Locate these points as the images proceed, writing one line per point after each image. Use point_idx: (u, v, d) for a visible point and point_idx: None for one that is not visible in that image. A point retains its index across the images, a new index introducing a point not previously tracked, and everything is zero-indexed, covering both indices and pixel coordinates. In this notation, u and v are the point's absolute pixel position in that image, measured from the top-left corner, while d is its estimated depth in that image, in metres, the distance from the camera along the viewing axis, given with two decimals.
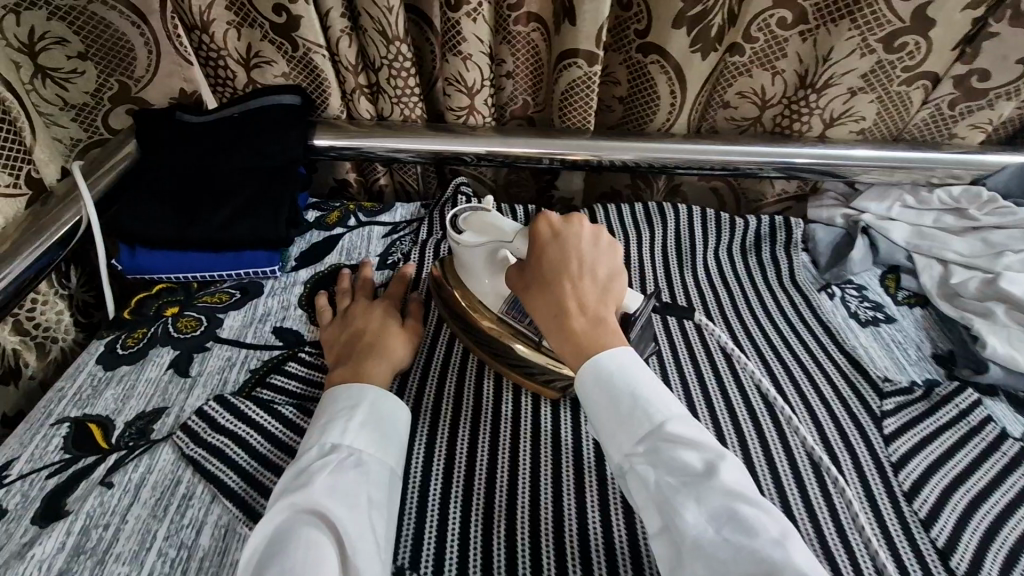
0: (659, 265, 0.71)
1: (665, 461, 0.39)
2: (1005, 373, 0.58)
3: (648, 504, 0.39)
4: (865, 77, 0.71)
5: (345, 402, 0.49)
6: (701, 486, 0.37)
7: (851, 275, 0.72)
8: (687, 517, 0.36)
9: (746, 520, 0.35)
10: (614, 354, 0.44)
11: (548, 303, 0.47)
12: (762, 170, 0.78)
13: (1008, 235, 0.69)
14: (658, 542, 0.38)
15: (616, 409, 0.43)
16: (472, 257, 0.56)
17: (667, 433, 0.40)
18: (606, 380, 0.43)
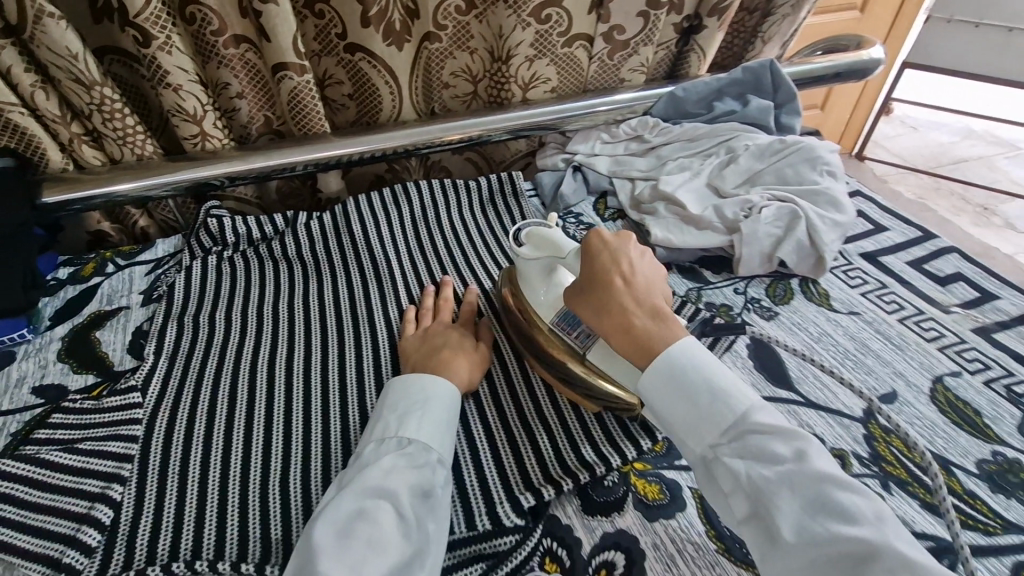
0: (413, 236, 0.81)
1: (755, 451, 0.43)
2: (668, 253, 0.76)
3: (735, 490, 0.43)
4: (534, 45, 0.85)
5: (415, 395, 0.53)
6: (796, 474, 0.41)
7: (570, 207, 0.89)
8: (788, 504, 0.41)
9: (847, 508, 0.39)
10: (683, 344, 0.49)
11: (611, 326, 0.51)
12: (487, 137, 0.91)
13: (670, 148, 0.89)
14: (749, 525, 0.43)
15: (693, 409, 0.46)
16: (530, 267, 0.61)
17: (755, 422, 0.44)
18: (673, 370, 0.47)
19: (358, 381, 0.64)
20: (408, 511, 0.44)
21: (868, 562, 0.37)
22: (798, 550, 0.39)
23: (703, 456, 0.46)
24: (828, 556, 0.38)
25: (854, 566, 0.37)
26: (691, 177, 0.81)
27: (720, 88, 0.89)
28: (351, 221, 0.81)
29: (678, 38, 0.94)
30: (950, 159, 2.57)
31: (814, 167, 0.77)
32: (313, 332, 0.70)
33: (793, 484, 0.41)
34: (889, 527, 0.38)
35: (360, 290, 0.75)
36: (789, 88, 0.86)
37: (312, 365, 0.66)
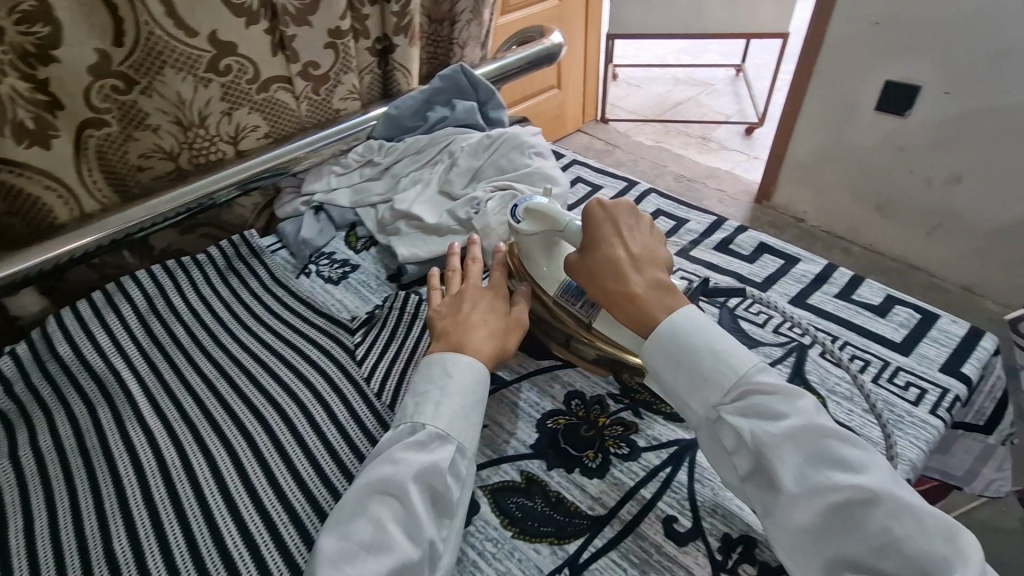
0: (142, 332, 0.71)
1: (755, 409, 0.47)
2: (418, 268, 0.78)
3: (739, 448, 0.47)
4: (224, 98, 0.81)
5: (438, 374, 0.52)
6: (798, 432, 0.45)
7: (320, 249, 0.86)
8: (788, 459, 0.44)
9: (846, 459, 0.44)
10: (687, 313, 0.52)
11: (614, 298, 0.54)
12: (215, 197, 0.83)
13: (401, 165, 0.91)
14: (752, 480, 0.47)
15: (692, 373, 0.50)
16: (529, 243, 0.63)
17: (757, 382, 0.48)
18: (679, 332, 0.51)
19: (100, 524, 0.53)
20: (423, 514, 0.45)
21: (863, 506, 0.42)
22: (801, 502, 0.43)
23: (705, 416, 0.49)
24: (826, 506, 0.43)
25: (852, 510, 0.42)
26: (422, 189, 0.84)
27: (427, 99, 0.93)
28: (55, 343, 0.67)
29: (377, 61, 0.96)
30: (669, 105, 3.05)
31: (523, 153, 0.84)
32: (32, 490, 0.57)
33: (796, 442, 0.45)
34: (883, 473, 0.43)
35: (87, 418, 0.62)
36: (487, 86, 0.94)
37: (36, 531, 0.54)
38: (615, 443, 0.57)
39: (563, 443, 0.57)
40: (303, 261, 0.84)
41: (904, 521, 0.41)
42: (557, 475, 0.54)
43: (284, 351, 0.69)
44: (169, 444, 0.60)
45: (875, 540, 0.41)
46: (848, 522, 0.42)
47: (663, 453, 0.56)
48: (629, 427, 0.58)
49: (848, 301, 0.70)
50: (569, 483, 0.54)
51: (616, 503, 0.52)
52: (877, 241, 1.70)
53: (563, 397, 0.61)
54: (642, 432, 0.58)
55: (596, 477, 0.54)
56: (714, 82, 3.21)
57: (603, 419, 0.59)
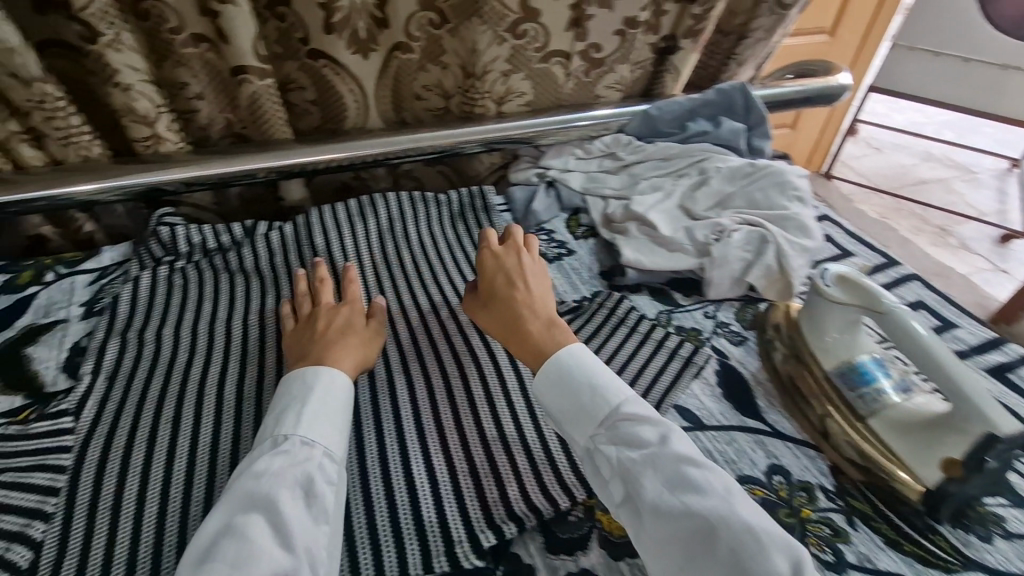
0: (380, 252, 0.78)
1: (618, 435, 0.49)
2: (639, 276, 0.75)
3: (611, 474, 0.48)
4: (509, 61, 0.83)
5: (575, 377, 0.52)
6: (659, 456, 0.46)
7: (542, 224, 0.87)
8: (650, 480, 0.46)
9: (695, 482, 0.44)
10: (572, 346, 0.55)
11: (511, 332, 0.58)
12: (460, 148, 0.88)
13: (643, 167, 0.88)
14: (623, 510, 0.47)
15: (570, 409, 0.52)
16: (829, 310, 0.59)
17: (675, 451, 0.46)
18: (566, 367, 0.53)
19: None
20: (295, 522, 0.43)
21: (715, 528, 0.42)
22: (653, 525, 0.45)
23: (584, 447, 0.51)
24: (682, 529, 0.43)
25: (710, 539, 0.42)
26: (663, 198, 0.80)
27: (692, 108, 0.89)
28: (313, 234, 0.77)
29: (655, 57, 0.93)
30: (911, 180, 2.66)
31: (783, 192, 0.77)
32: (266, 352, 0.65)
33: (657, 466, 0.46)
34: (723, 500, 0.43)
35: None
36: (759, 110, 0.87)
37: (264, 391, 0.60)
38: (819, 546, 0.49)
39: None
40: (523, 230, 0.86)
41: (751, 540, 0.41)
42: None
43: None
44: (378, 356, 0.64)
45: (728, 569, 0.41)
46: (704, 543, 0.42)
47: None
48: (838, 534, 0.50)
49: None
50: None
51: None
52: None
53: (765, 467, 0.55)
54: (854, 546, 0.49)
55: None
56: (977, 170, 2.72)
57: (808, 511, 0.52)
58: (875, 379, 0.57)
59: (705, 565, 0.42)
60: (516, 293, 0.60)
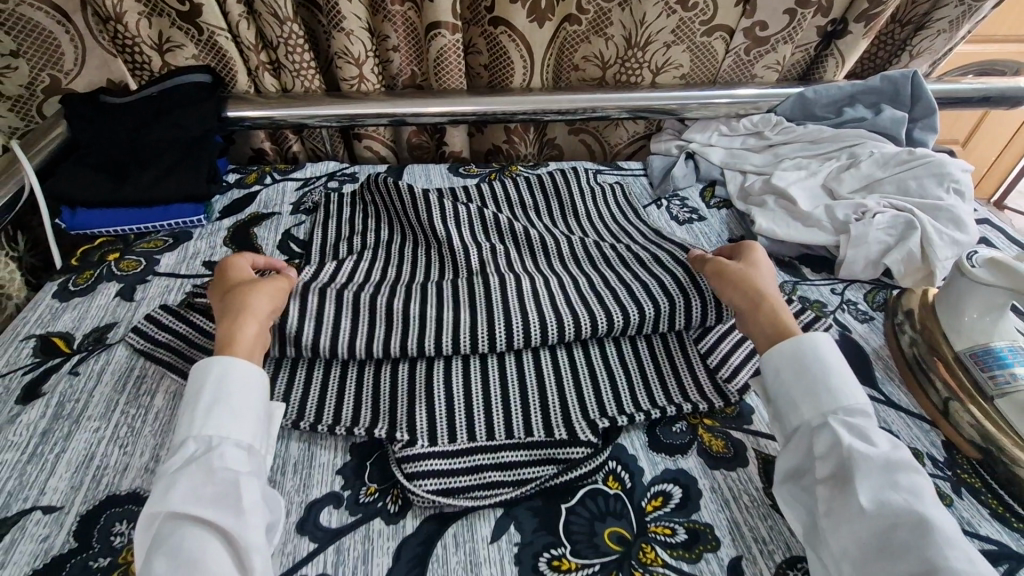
0: (532, 187, 0.87)
1: (857, 432, 0.46)
2: (770, 244, 0.77)
3: (825, 454, 0.47)
4: (674, 32, 0.89)
5: (814, 366, 0.50)
6: (881, 457, 0.45)
7: (677, 190, 0.92)
8: (866, 477, 0.44)
9: (917, 494, 0.42)
10: (814, 338, 0.51)
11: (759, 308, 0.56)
12: (606, 113, 0.95)
13: (790, 147, 0.89)
14: (825, 488, 0.46)
15: (801, 391, 0.50)
16: (972, 291, 0.59)
17: (899, 461, 0.44)
18: (808, 357, 0.50)
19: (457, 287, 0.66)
20: (184, 547, 0.40)
21: (919, 535, 0.40)
22: (870, 517, 0.42)
23: (806, 422, 0.49)
24: (876, 529, 0.42)
25: (914, 539, 0.40)
26: (807, 176, 0.82)
27: (853, 94, 0.88)
28: None
29: (819, 41, 0.93)
30: None
31: (940, 183, 0.75)
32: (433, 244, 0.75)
33: (882, 468, 0.44)
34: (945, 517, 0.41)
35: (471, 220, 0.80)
36: (928, 102, 0.84)
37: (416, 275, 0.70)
38: None
39: None
40: (660, 193, 0.91)
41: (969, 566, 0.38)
42: None
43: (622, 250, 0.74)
44: (521, 263, 0.72)
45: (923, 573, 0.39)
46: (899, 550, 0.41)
47: (974, 544, 0.48)
48: (940, 496, 0.51)
49: None
50: None
51: None
52: None
53: None
54: (956, 510, 0.50)
55: None
56: None
57: None
58: (1012, 364, 0.56)
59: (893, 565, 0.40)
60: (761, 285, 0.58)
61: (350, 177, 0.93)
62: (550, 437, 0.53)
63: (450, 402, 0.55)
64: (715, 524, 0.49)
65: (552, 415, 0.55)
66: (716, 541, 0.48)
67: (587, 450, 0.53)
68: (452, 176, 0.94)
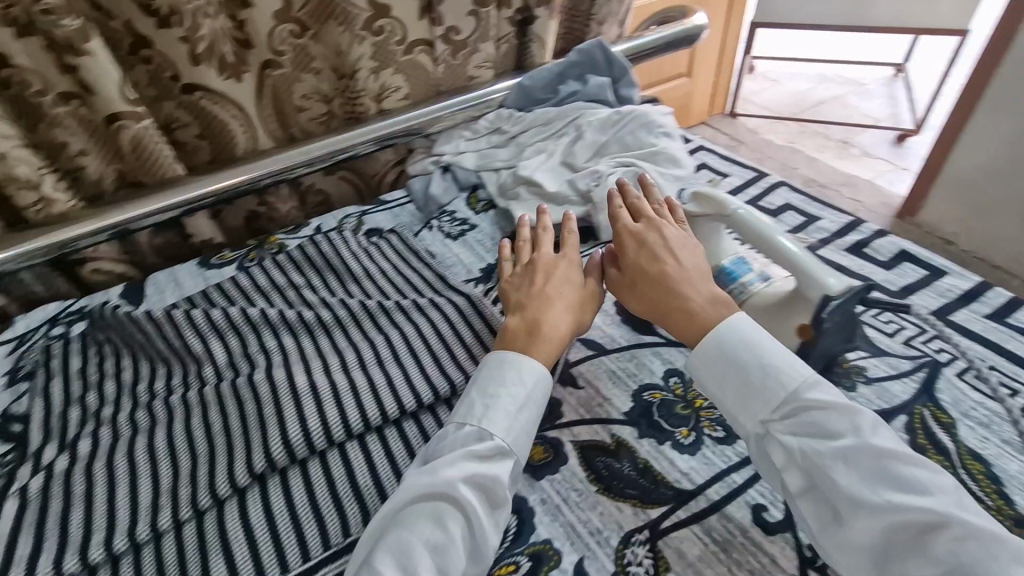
0: (296, 254, 0.81)
1: (809, 426, 0.46)
2: (535, 233, 0.80)
3: (790, 466, 0.46)
4: (374, 57, 0.88)
5: (733, 370, 0.50)
6: (849, 453, 0.44)
7: (444, 206, 0.91)
8: (847, 480, 0.43)
9: (909, 480, 0.42)
10: (725, 330, 0.52)
11: (669, 310, 0.56)
12: (354, 150, 0.93)
13: (528, 134, 0.94)
14: (810, 502, 0.46)
15: (744, 386, 0.50)
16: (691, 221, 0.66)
17: (874, 447, 0.43)
18: (747, 341, 0.51)
19: (234, 406, 0.60)
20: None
21: (927, 527, 0.40)
22: (860, 527, 0.42)
23: (753, 432, 0.49)
24: (878, 536, 0.42)
25: (919, 533, 0.41)
26: (546, 158, 0.86)
27: (561, 72, 0.95)
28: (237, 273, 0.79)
29: (516, 31, 0.99)
30: (812, 104, 2.82)
31: (650, 131, 0.84)
32: (202, 365, 0.66)
33: (849, 462, 0.44)
34: (954, 496, 0.41)
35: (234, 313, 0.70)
36: (621, 62, 0.94)
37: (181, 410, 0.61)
38: (712, 427, 0.56)
39: (656, 415, 0.57)
40: (427, 216, 0.90)
41: (972, 547, 0.39)
42: (647, 445, 0.55)
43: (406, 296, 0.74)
44: (303, 347, 0.67)
45: (944, 572, 0.39)
46: (916, 543, 0.41)
47: None
48: None
49: (1001, 323, 0.63)
50: (658, 453, 0.54)
51: (707, 481, 0.52)
52: None
53: (662, 374, 0.61)
54: None
55: (687, 454, 0.54)
56: (869, 82, 2.91)
57: (701, 401, 0.58)
58: (740, 275, 0.62)
59: (910, 566, 0.40)
60: (669, 263, 0.59)
61: (77, 314, 0.79)
62: None
63: (250, 541, 0.52)
64: (553, 537, 0.49)
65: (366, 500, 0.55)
66: (557, 555, 0.48)
67: None
68: (204, 270, 0.84)
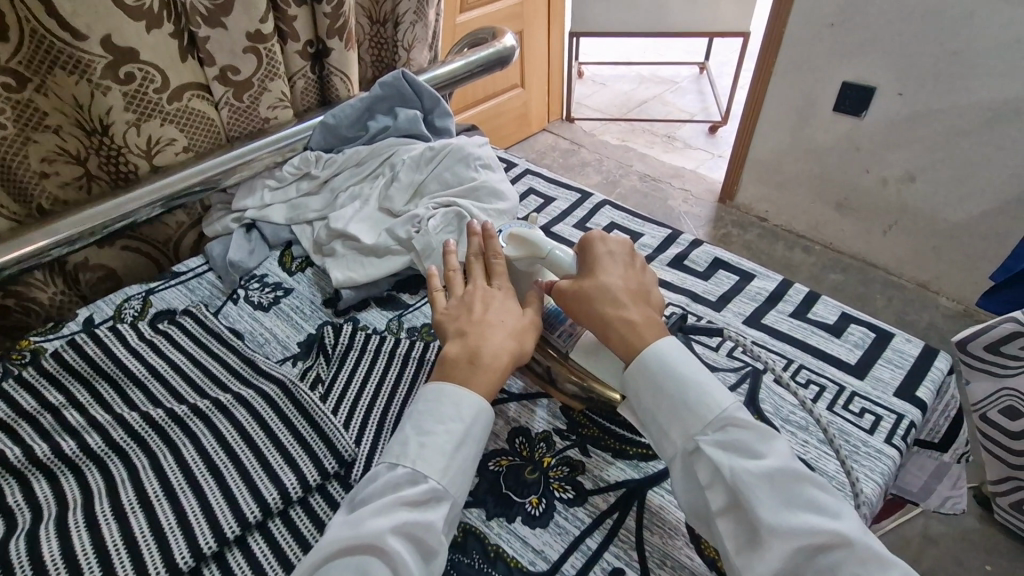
0: (51, 365, 0.64)
1: (735, 444, 0.45)
2: (356, 291, 0.72)
3: (713, 482, 0.45)
4: (130, 108, 0.73)
5: (668, 387, 0.48)
6: (771, 472, 0.43)
7: (251, 271, 0.79)
8: (765, 499, 0.42)
9: (820, 503, 0.42)
10: (658, 346, 0.50)
11: (604, 325, 0.52)
12: (140, 215, 0.77)
13: (341, 178, 0.85)
14: (726, 520, 0.44)
15: (678, 402, 0.48)
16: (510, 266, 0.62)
17: (793, 468, 0.43)
18: (681, 354, 0.49)
19: None
20: None
21: (833, 549, 0.40)
22: (772, 549, 0.41)
23: (682, 448, 0.47)
24: (787, 560, 0.41)
25: (818, 556, 0.40)
26: (360, 206, 0.78)
27: (367, 107, 0.88)
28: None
29: (310, 65, 0.90)
30: (636, 103, 3.04)
31: (468, 165, 0.80)
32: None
33: (771, 482, 0.43)
34: (860, 522, 0.41)
35: None
36: (430, 92, 0.89)
37: None
38: (561, 488, 0.52)
39: (503, 486, 0.52)
40: (231, 286, 0.77)
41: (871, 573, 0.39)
42: (496, 527, 0.49)
43: (205, 392, 0.62)
44: (59, 491, 0.52)
45: None
46: (817, 567, 0.40)
47: (610, 497, 0.52)
48: (575, 467, 0.54)
49: (803, 320, 0.68)
50: (506, 531, 0.49)
51: (562, 555, 0.48)
52: (834, 239, 1.68)
53: (506, 436, 0.57)
54: (590, 473, 0.53)
55: (538, 527, 0.49)
56: (679, 79, 3.21)
57: (549, 459, 0.55)
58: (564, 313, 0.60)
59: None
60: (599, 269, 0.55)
61: None
62: None
63: None
64: None
65: None
66: None
67: None
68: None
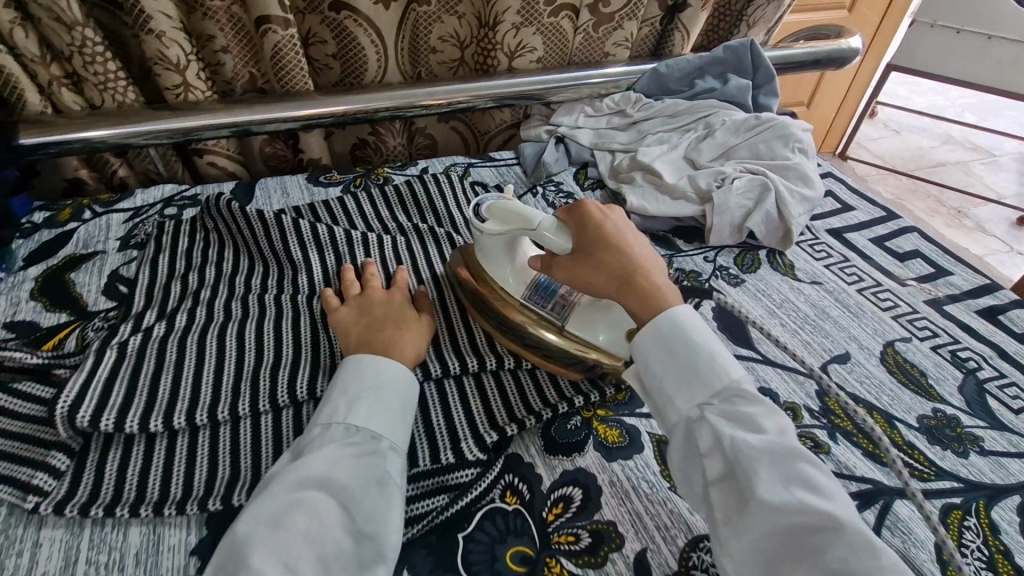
0: (401, 189, 0.82)
1: (736, 416, 0.42)
2: (642, 221, 0.78)
3: (712, 451, 0.42)
4: (520, 14, 0.86)
5: (682, 347, 0.45)
6: (776, 449, 0.40)
7: (551, 176, 0.90)
8: (764, 474, 0.39)
9: (812, 481, 0.39)
10: (675, 312, 0.47)
11: (616, 287, 0.50)
12: (474, 104, 0.91)
13: (652, 122, 0.91)
14: (718, 485, 0.41)
15: (685, 369, 0.44)
16: (491, 242, 0.57)
17: (794, 449, 0.40)
18: (681, 331, 0.46)
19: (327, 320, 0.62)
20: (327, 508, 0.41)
21: (820, 530, 0.37)
22: (765, 514, 0.38)
23: (685, 416, 0.43)
24: (776, 528, 0.38)
25: (808, 535, 0.37)
26: (668, 149, 0.83)
27: (702, 65, 0.91)
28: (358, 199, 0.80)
29: (663, 15, 0.96)
30: (929, 162, 2.63)
31: (786, 144, 0.80)
32: (298, 272, 0.69)
33: (771, 459, 0.40)
34: (848, 505, 0.38)
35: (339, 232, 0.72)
36: (767, 69, 0.89)
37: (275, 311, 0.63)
38: None
39: None
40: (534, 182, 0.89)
41: (863, 555, 0.36)
42: None
43: None
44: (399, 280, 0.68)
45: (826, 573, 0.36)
46: (799, 549, 0.37)
47: (852, 485, 0.50)
48: (820, 445, 0.53)
49: None
50: None
51: None
52: None
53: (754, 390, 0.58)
54: (834, 457, 0.53)
55: None
56: (998, 153, 2.67)
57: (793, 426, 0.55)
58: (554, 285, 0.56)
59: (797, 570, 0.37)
60: (626, 246, 0.51)
61: (191, 200, 0.82)
62: (436, 463, 0.50)
63: None
64: (617, 521, 0.48)
65: (436, 438, 0.51)
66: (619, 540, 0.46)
67: (474, 471, 0.49)
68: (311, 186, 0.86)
